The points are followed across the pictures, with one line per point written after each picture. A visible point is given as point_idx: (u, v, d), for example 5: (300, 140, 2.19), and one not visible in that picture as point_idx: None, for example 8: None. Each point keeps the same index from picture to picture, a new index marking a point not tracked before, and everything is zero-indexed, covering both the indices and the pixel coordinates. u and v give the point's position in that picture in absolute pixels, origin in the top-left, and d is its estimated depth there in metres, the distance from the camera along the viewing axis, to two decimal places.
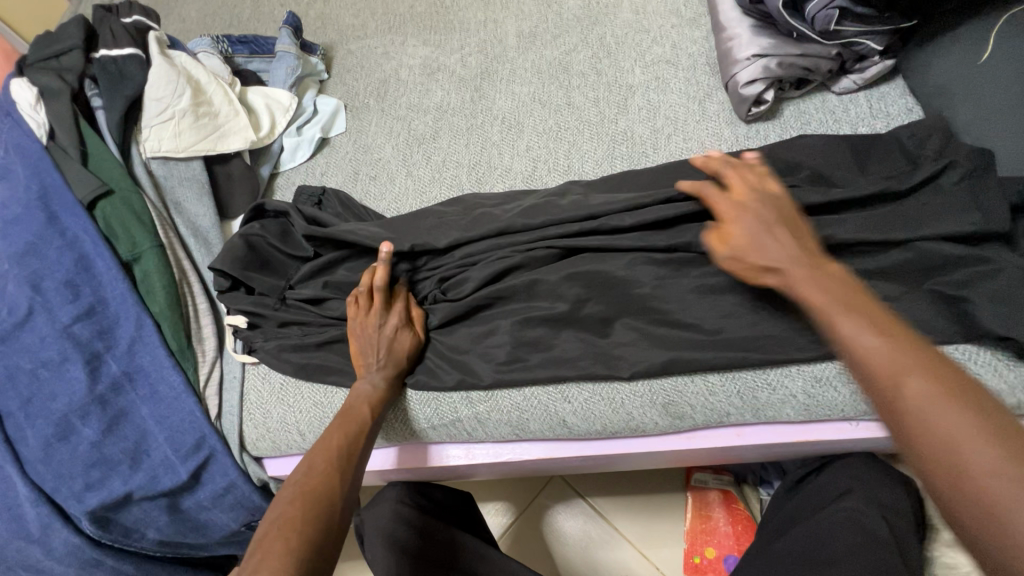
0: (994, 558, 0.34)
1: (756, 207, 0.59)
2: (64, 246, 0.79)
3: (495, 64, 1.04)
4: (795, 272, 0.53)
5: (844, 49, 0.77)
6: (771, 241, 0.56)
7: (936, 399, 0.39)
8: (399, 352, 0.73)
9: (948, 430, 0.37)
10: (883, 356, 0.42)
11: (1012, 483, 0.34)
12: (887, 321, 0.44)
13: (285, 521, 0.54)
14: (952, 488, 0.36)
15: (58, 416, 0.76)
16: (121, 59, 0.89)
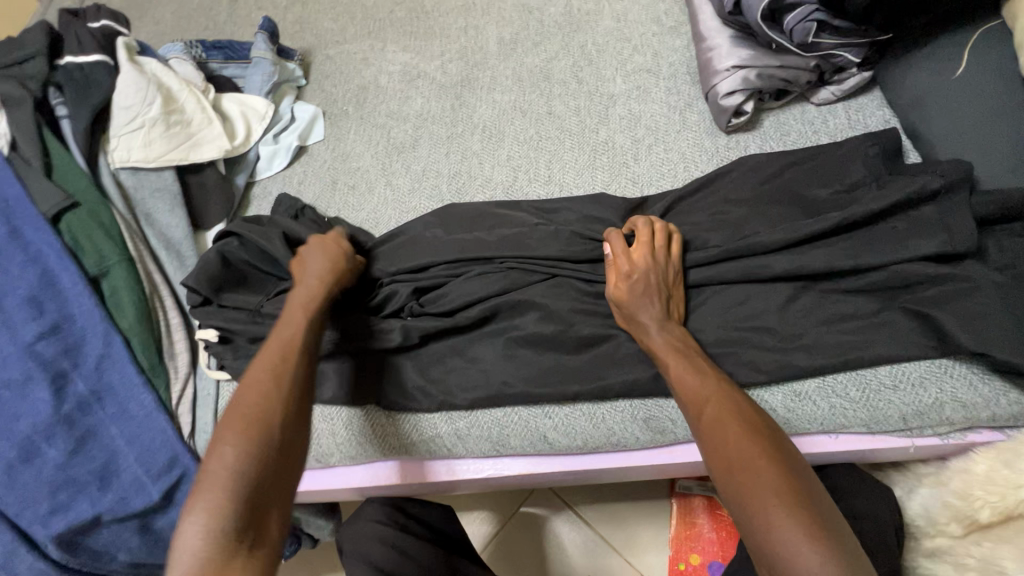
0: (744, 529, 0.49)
1: (647, 268, 0.67)
2: (27, 261, 0.77)
3: (476, 72, 1.02)
4: (647, 330, 0.65)
5: (823, 61, 0.78)
6: (644, 303, 0.66)
7: (724, 421, 0.55)
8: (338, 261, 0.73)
9: (730, 444, 0.53)
10: (693, 395, 0.58)
11: (756, 478, 0.50)
12: (700, 362, 0.61)
13: (236, 426, 0.54)
14: (728, 482, 0.52)
15: (22, 437, 0.73)
16: (88, 66, 0.86)
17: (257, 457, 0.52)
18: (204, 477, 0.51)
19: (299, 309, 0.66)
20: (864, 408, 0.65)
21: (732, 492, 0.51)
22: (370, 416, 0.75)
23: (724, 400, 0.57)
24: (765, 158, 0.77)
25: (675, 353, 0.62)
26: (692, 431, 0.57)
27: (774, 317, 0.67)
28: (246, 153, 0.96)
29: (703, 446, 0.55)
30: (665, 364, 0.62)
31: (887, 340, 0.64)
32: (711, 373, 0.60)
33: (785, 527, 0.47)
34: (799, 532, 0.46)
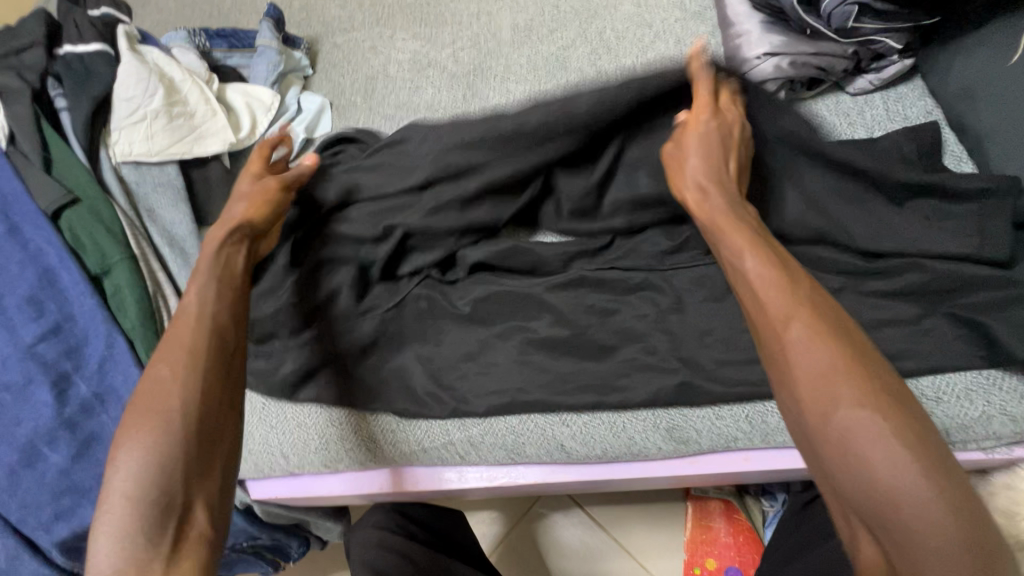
0: (834, 469, 0.41)
1: (713, 135, 0.63)
2: (27, 260, 0.75)
3: (488, 60, 0.98)
4: (712, 198, 0.58)
5: (861, 48, 0.73)
6: (705, 167, 0.61)
7: (814, 339, 0.44)
8: (266, 194, 0.69)
9: (822, 367, 0.43)
10: (773, 309, 0.47)
11: (853, 411, 0.41)
12: (781, 264, 0.50)
13: (143, 418, 0.48)
14: (816, 415, 0.43)
15: (23, 441, 0.71)
16: (87, 55, 0.83)
17: (176, 445, 0.47)
18: (110, 484, 0.46)
19: (211, 270, 0.59)
20: None
21: (822, 429, 0.42)
22: (380, 420, 0.73)
23: (814, 308, 0.46)
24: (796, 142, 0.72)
25: (750, 242, 0.52)
26: (771, 350, 0.47)
27: None
28: (251, 146, 0.93)
29: (781, 368, 0.45)
30: (738, 254, 0.52)
31: (931, 349, 0.60)
32: (799, 275, 0.48)
33: (886, 460, 0.39)
34: (912, 483, 0.38)
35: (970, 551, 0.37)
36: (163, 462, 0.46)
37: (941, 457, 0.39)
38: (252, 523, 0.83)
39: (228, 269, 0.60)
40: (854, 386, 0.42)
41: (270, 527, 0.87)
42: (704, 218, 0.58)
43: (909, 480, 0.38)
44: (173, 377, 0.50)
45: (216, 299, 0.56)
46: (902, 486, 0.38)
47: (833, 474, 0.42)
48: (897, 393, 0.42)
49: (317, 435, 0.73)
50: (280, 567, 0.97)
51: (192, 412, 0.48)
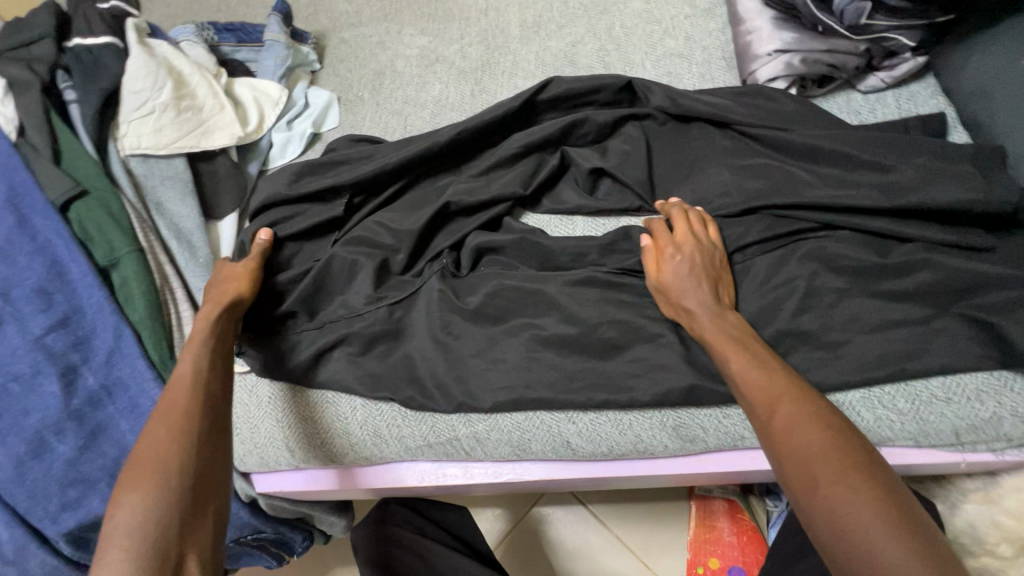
0: (830, 545, 0.46)
1: (692, 247, 0.64)
2: (35, 251, 0.75)
3: (496, 56, 0.98)
4: (702, 317, 0.61)
5: (874, 44, 0.72)
6: (693, 284, 0.63)
7: (801, 421, 0.51)
8: (239, 270, 0.72)
9: (810, 447, 0.49)
10: (760, 395, 0.54)
11: (843, 488, 0.46)
12: (764, 356, 0.57)
13: (136, 480, 0.51)
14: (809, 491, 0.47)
15: (31, 432, 0.71)
16: (96, 48, 0.83)
17: (165, 505, 0.50)
18: (108, 533, 0.49)
19: (200, 345, 0.63)
20: (913, 421, 0.60)
21: (815, 503, 0.47)
22: (385, 416, 0.73)
23: (798, 396, 0.52)
24: (812, 136, 0.70)
25: (735, 343, 0.58)
26: (762, 433, 0.52)
27: (818, 321, 0.62)
28: (259, 140, 0.93)
29: (774, 450, 0.51)
30: (724, 354, 0.58)
31: (942, 349, 0.59)
32: (777, 368, 0.55)
33: (868, 530, 0.44)
34: (904, 557, 0.42)
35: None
36: (160, 510, 0.49)
37: (920, 529, 0.44)
38: (256, 517, 0.83)
39: (219, 341, 0.64)
40: (835, 464, 0.48)
41: (275, 521, 0.87)
42: (698, 336, 0.61)
43: (890, 550, 0.43)
44: (168, 438, 0.54)
45: (212, 368, 0.61)
46: (886, 555, 0.43)
47: (828, 550, 0.46)
48: (875, 473, 0.47)
49: (324, 430, 0.74)
50: (284, 561, 0.97)
51: (186, 476, 0.52)
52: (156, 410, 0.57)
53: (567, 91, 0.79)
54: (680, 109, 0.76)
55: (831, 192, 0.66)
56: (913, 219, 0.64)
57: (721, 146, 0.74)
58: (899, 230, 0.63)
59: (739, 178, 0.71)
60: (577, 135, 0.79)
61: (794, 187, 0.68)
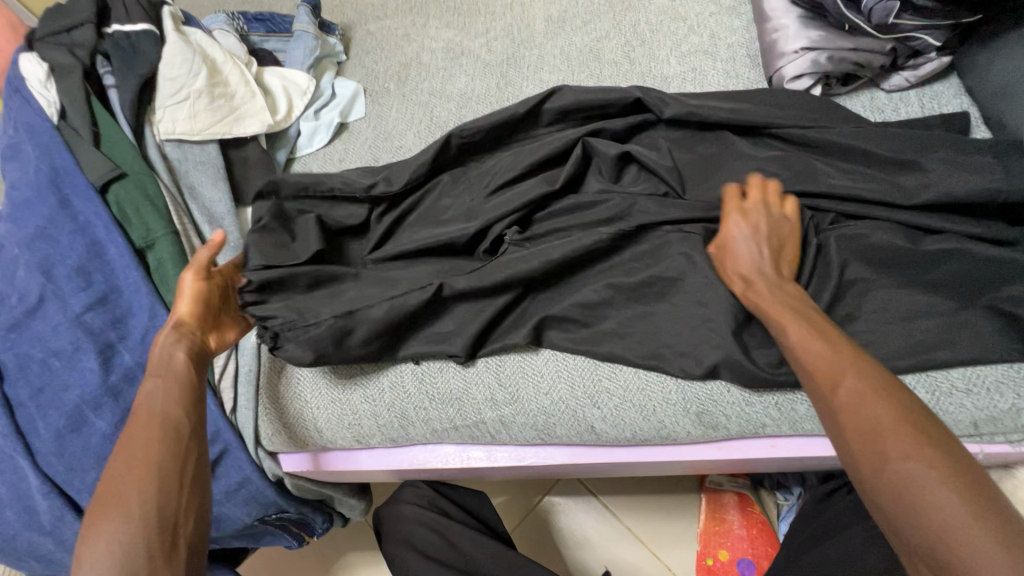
0: (897, 516, 0.45)
1: (761, 215, 0.66)
2: (75, 231, 0.77)
3: (522, 50, 0.99)
4: (761, 285, 0.62)
5: (899, 44, 0.74)
6: (753, 250, 0.64)
7: (864, 393, 0.50)
8: (183, 290, 0.67)
9: (876, 419, 0.48)
10: (821, 368, 0.53)
11: (914, 460, 0.45)
12: (829, 331, 0.56)
13: (105, 508, 0.53)
14: (872, 463, 0.47)
15: (71, 406, 0.73)
16: (134, 34, 0.85)
17: (133, 532, 0.52)
18: (83, 554, 0.52)
19: (158, 370, 0.62)
20: (932, 411, 0.62)
21: (880, 476, 0.46)
22: (412, 398, 0.74)
23: (863, 370, 0.51)
24: (838, 131, 0.71)
25: (792, 313, 0.58)
26: (822, 404, 0.52)
27: (839, 311, 0.64)
28: (287, 129, 0.94)
29: (840, 423, 0.50)
30: (783, 324, 0.58)
31: (963, 341, 0.61)
32: (841, 343, 0.54)
33: (938, 501, 0.43)
34: (977, 530, 0.42)
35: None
36: (129, 532, 0.52)
37: (989, 498, 0.43)
38: (281, 495, 0.82)
39: (184, 369, 0.62)
40: (900, 433, 0.47)
41: (299, 501, 0.87)
42: (753, 303, 0.62)
43: (960, 522, 0.42)
44: (135, 465, 0.55)
45: (168, 395, 0.60)
46: (957, 530, 0.42)
47: (892, 520, 0.46)
48: (947, 446, 0.46)
49: (352, 411, 0.76)
50: (304, 543, 0.98)
51: (151, 501, 0.54)
52: (122, 439, 0.58)
53: (575, 103, 0.80)
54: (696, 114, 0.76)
55: (856, 186, 0.67)
56: (934, 211, 0.66)
57: (744, 141, 0.76)
58: (922, 222, 0.65)
59: (764, 171, 0.73)
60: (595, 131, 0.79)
61: (819, 179, 0.69)
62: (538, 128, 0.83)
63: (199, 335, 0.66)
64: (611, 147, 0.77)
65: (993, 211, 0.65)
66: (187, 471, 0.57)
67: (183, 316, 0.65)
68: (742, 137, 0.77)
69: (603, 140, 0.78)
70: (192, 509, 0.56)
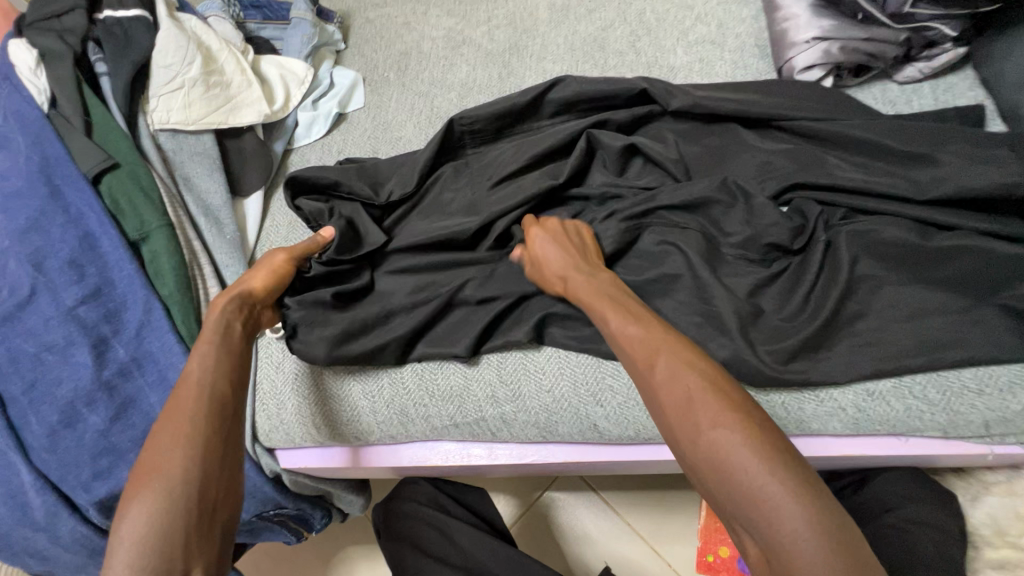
0: (720, 492, 0.44)
1: (559, 225, 0.69)
2: (67, 223, 0.75)
3: (525, 39, 0.97)
4: (579, 278, 0.62)
5: (914, 34, 0.72)
6: (559, 251, 0.66)
7: (678, 371, 0.49)
8: (271, 264, 0.70)
9: (687, 394, 0.47)
10: (643, 350, 0.52)
11: (724, 430, 0.44)
12: (641, 314, 0.56)
13: (143, 483, 0.48)
14: (691, 441, 0.46)
15: (64, 402, 0.72)
16: (127, 21, 0.83)
17: (170, 515, 0.47)
18: (117, 533, 0.46)
19: (213, 338, 0.59)
20: (943, 411, 0.61)
21: (698, 453, 0.45)
22: (412, 394, 0.73)
23: (673, 347, 0.51)
24: (850, 123, 0.69)
25: (608, 302, 0.58)
26: (647, 390, 0.51)
27: (849, 308, 0.63)
28: (284, 119, 0.92)
29: (660, 406, 0.49)
30: (604, 317, 0.58)
31: (977, 340, 0.59)
32: (654, 324, 0.54)
33: (747, 468, 0.42)
34: (782, 488, 0.41)
35: (829, 547, 0.39)
36: (169, 512, 0.47)
37: (795, 457, 0.43)
38: (279, 491, 0.82)
39: (225, 335, 0.60)
40: (709, 405, 0.46)
41: (297, 497, 0.86)
42: (575, 298, 0.62)
43: (768, 484, 0.41)
44: (178, 440, 0.50)
45: (219, 368, 0.56)
46: (765, 493, 0.41)
47: (718, 497, 0.44)
48: (752, 413, 0.46)
49: (350, 408, 0.74)
50: (303, 538, 0.97)
51: (195, 481, 0.49)
52: (165, 408, 0.53)
53: (577, 95, 0.78)
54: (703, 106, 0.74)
55: (867, 180, 0.66)
56: (949, 206, 0.64)
57: (752, 133, 0.74)
58: (936, 217, 0.63)
59: (771, 164, 0.71)
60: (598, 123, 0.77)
61: (830, 172, 0.68)
62: (539, 121, 0.81)
63: (256, 309, 0.66)
64: (617, 139, 0.75)
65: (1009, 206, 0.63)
66: (229, 454, 0.53)
67: (255, 287, 0.66)
68: (749, 128, 0.75)
69: (608, 132, 0.76)
70: (230, 494, 0.52)
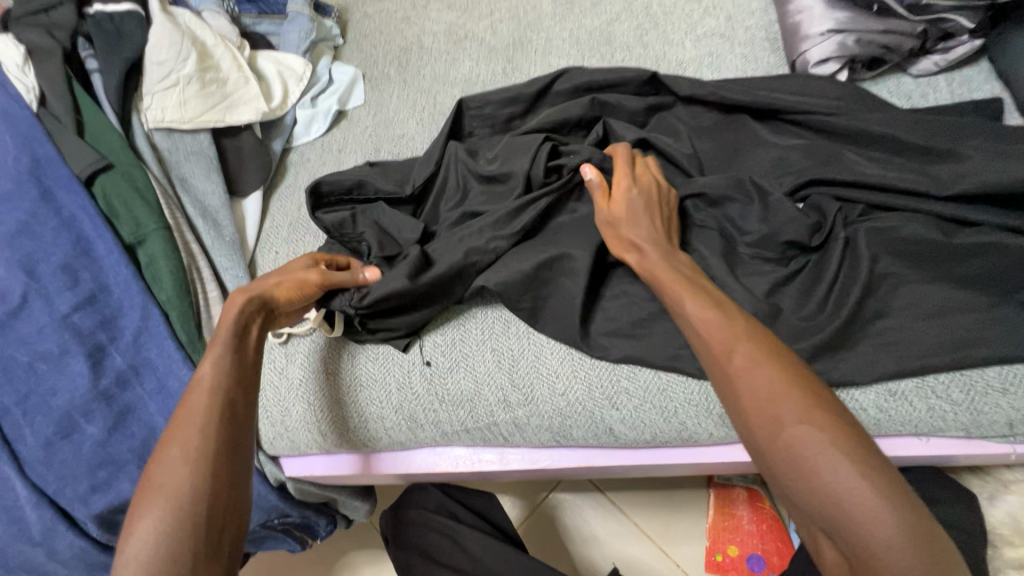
0: (796, 489, 0.45)
1: (648, 188, 0.66)
2: (60, 226, 0.72)
3: (529, 33, 0.95)
4: (656, 254, 0.61)
5: (931, 26, 0.70)
6: (643, 219, 0.64)
7: (758, 361, 0.49)
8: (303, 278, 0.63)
9: (768, 387, 0.48)
10: (720, 337, 0.52)
11: (806, 427, 0.45)
12: (718, 300, 0.56)
13: (149, 499, 0.46)
14: (768, 435, 0.46)
15: (60, 413, 0.70)
16: (118, 15, 0.80)
17: (173, 539, 0.45)
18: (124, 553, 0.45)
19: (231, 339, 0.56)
20: (966, 411, 0.60)
21: (778, 448, 0.46)
22: (422, 399, 0.71)
23: (754, 337, 0.51)
24: (867, 118, 0.68)
25: (688, 286, 0.57)
26: (722, 377, 0.51)
27: (870, 308, 0.62)
28: (283, 117, 0.90)
29: (734, 393, 0.49)
30: (681, 299, 0.57)
31: (1002, 339, 0.58)
32: (733, 312, 0.54)
33: (829, 467, 0.43)
34: (867, 491, 0.42)
35: (922, 559, 0.40)
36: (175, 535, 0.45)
37: (888, 468, 0.43)
38: (284, 500, 0.79)
39: (240, 343, 0.56)
40: (799, 402, 0.46)
41: (302, 505, 0.84)
42: (648, 274, 0.61)
43: (852, 485, 0.42)
44: (185, 457, 0.48)
45: (234, 377, 0.54)
46: (848, 493, 0.42)
47: (793, 495, 0.45)
48: (836, 410, 0.46)
49: (357, 413, 0.72)
50: (308, 546, 0.95)
51: (201, 503, 0.46)
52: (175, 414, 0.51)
53: (589, 82, 0.76)
54: (718, 98, 0.73)
55: (886, 175, 0.64)
56: (970, 201, 0.63)
57: (766, 128, 0.73)
58: (957, 212, 0.62)
59: (786, 160, 0.69)
60: (611, 112, 0.76)
61: (847, 168, 0.66)
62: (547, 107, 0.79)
63: (273, 317, 0.61)
64: (631, 132, 0.73)
65: None
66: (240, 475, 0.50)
67: (275, 296, 0.61)
68: (761, 122, 0.73)
69: (623, 123, 0.74)
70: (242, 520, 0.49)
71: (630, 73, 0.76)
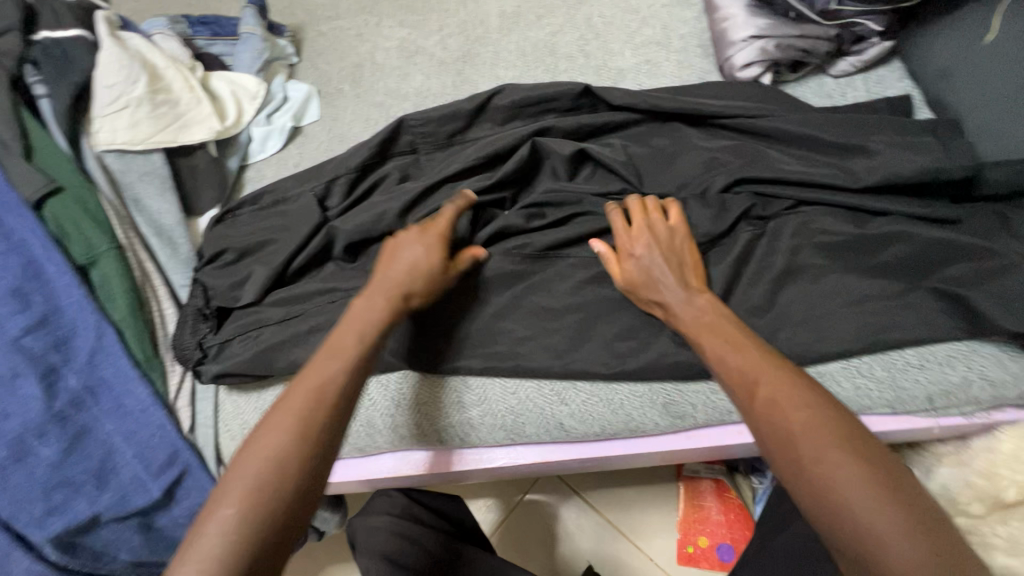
0: (824, 525, 0.45)
1: (649, 241, 0.65)
2: (10, 250, 0.73)
3: (477, 46, 0.98)
4: (683, 306, 0.61)
5: (843, 29, 0.75)
6: (661, 271, 0.63)
7: (782, 398, 0.50)
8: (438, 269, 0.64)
9: (793, 424, 0.49)
10: (739, 372, 0.54)
11: (834, 465, 0.46)
12: (735, 336, 0.57)
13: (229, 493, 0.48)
14: (793, 471, 0.47)
15: (12, 436, 0.69)
16: (65, 41, 0.81)
17: (253, 525, 0.46)
18: (195, 542, 0.46)
19: (366, 336, 0.58)
20: (889, 388, 0.63)
21: (805, 485, 0.46)
22: (378, 405, 0.72)
23: (777, 375, 0.52)
24: (786, 118, 0.72)
25: (708, 329, 0.58)
26: (746, 414, 0.52)
27: (798, 296, 0.65)
28: (237, 135, 0.91)
29: (758, 428, 0.51)
30: (699, 339, 0.58)
31: (915, 319, 0.62)
32: (758, 349, 0.55)
33: (856, 504, 0.44)
34: (892, 528, 0.42)
35: None
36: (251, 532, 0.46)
37: (914, 508, 0.44)
38: None
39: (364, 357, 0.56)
40: (829, 440, 0.47)
41: None
42: (677, 324, 0.62)
43: (877, 521, 0.43)
44: (273, 454, 0.49)
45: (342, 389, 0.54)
46: (874, 530, 0.43)
47: (823, 532, 0.46)
48: (858, 446, 0.47)
49: None
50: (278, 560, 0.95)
51: (292, 487, 0.48)
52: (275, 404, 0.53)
53: (525, 98, 0.79)
54: (652, 106, 0.76)
55: (806, 170, 0.68)
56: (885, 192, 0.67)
57: (697, 132, 0.77)
58: (874, 204, 0.66)
59: (718, 160, 0.73)
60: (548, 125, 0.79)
61: (771, 166, 0.70)
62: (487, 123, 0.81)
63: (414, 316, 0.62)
64: (566, 145, 0.76)
65: (941, 190, 0.66)
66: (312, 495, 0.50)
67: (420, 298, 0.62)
68: (694, 127, 0.77)
69: (557, 138, 0.77)
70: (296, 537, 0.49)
71: (563, 88, 0.79)
